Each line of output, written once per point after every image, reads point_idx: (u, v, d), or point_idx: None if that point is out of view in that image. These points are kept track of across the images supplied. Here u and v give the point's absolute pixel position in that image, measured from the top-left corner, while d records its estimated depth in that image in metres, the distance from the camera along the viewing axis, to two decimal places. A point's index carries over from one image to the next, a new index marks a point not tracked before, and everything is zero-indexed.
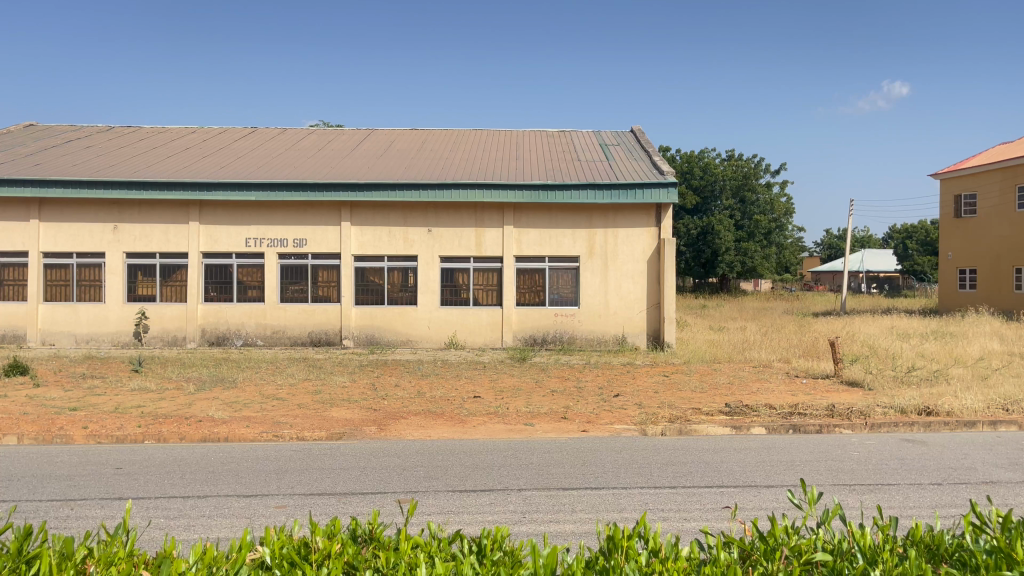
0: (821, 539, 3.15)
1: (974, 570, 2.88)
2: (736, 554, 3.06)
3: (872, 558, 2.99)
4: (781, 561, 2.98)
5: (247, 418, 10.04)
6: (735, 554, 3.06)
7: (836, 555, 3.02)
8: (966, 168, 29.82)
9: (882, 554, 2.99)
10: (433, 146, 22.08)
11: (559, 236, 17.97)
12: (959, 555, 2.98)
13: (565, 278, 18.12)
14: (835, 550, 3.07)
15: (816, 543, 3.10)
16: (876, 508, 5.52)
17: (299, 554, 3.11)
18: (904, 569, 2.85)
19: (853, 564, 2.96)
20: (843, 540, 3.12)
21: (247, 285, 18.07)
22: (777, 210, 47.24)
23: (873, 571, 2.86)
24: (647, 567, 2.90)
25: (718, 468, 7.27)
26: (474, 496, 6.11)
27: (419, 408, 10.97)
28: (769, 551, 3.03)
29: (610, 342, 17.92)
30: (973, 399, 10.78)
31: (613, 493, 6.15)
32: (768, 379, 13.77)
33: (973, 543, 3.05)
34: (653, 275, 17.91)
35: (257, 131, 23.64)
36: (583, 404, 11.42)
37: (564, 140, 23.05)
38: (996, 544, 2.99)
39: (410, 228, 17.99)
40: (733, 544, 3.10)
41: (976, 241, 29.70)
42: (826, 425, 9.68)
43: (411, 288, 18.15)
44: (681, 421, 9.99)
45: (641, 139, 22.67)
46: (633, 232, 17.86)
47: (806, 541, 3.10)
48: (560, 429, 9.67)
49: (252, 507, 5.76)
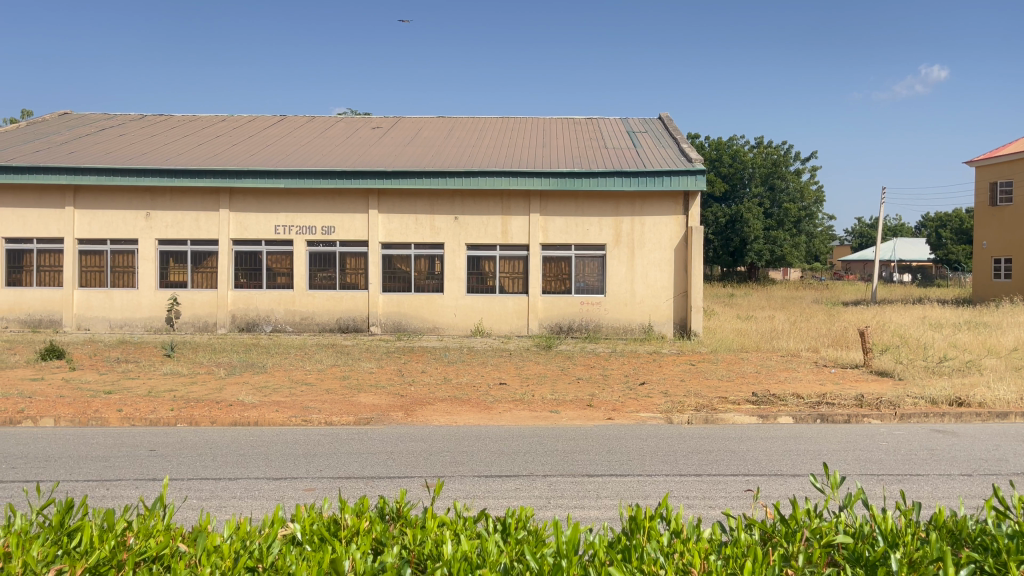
0: (843, 523, 3.14)
1: (1000, 556, 2.82)
2: (758, 535, 3.06)
3: (893, 540, 2.97)
4: (801, 542, 2.99)
5: (276, 403, 10.20)
6: (756, 536, 3.06)
7: (857, 538, 3.01)
8: (1001, 155, 29.29)
9: (903, 537, 2.98)
10: (459, 134, 22.12)
11: (585, 224, 17.93)
12: (980, 540, 2.95)
13: (592, 266, 18.08)
14: (857, 534, 3.06)
15: (838, 526, 3.10)
16: (899, 497, 5.52)
17: (329, 530, 3.19)
18: (924, 553, 2.84)
19: (874, 546, 2.95)
20: (864, 524, 3.11)
21: (276, 272, 18.29)
22: (806, 198, 46.53)
23: (893, 553, 2.83)
24: (668, 547, 2.93)
25: (746, 457, 7.26)
26: (501, 481, 6.18)
27: (445, 394, 11.07)
28: (791, 533, 3.04)
29: (636, 330, 17.89)
30: (1005, 390, 10.64)
31: (638, 480, 6.19)
32: (796, 368, 13.69)
33: (995, 528, 3.02)
34: (681, 264, 17.83)
35: (285, 119, 23.86)
36: (608, 392, 11.45)
37: (591, 128, 22.90)
38: (1018, 528, 2.98)
39: (437, 215, 18.05)
40: (754, 526, 3.10)
41: (1012, 229, 29.13)
42: (855, 415, 9.62)
43: (438, 275, 18.23)
44: (708, 410, 9.98)
45: (669, 126, 22.50)
46: (661, 220, 17.76)
47: (828, 524, 3.10)
48: (586, 416, 9.72)
49: (282, 489, 5.86)
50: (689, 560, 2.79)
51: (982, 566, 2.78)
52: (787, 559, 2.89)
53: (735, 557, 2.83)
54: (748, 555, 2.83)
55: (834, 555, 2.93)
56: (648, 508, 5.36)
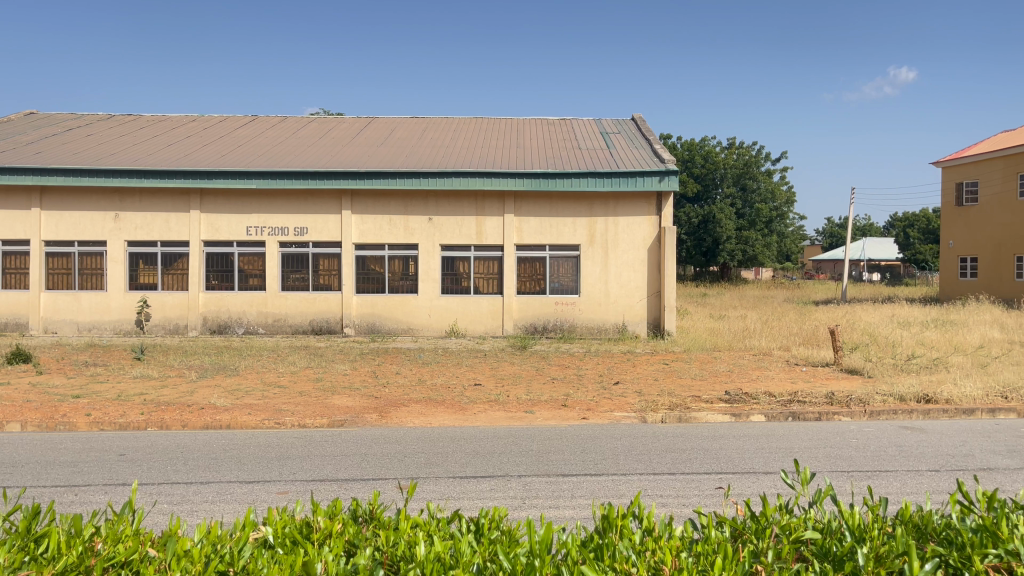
0: (812, 519, 3.18)
1: (963, 548, 2.87)
2: (728, 532, 3.09)
3: (860, 535, 3.01)
4: (770, 539, 3.02)
5: (249, 406, 10.10)
6: (726, 533, 3.09)
7: (825, 534, 3.04)
8: (967, 157, 29.83)
9: (870, 532, 3.02)
10: (433, 134, 22.09)
11: (560, 225, 17.98)
12: (945, 534, 3.00)
13: (566, 266, 18.13)
14: (824, 529, 3.09)
15: (807, 522, 3.13)
16: (868, 492, 5.62)
17: (301, 533, 3.16)
18: (890, 547, 2.88)
19: (842, 541, 2.98)
20: (833, 519, 3.14)
21: (248, 274, 18.13)
22: (777, 198, 47.03)
23: (860, 549, 2.86)
24: (640, 545, 2.94)
25: (718, 455, 7.31)
26: (476, 482, 6.18)
27: (420, 396, 11.03)
28: (761, 530, 3.07)
29: (610, 330, 17.97)
30: (971, 387, 10.85)
31: (613, 480, 6.21)
32: (768, 367, 13.83)
33: (960, 522, 3.07)
34: (653, 264, 17.94)
35: (257, 119, 23.65)
36: (583, 392, 11.50)
37: (564, 129, 22.97)
38: (982, 522, 3.02)
39: (411, 216, 17.99)
40: (725, 523, 3.12)
41: (977, 229, 29.68)
42: (826, 412, 9.75)
43: (412, 276, 18.18)
44: (681, 408, 10.06)
45: (642, 127, 22.65)
46: (634, 220, 17.87)
47: (797, 520, 3.13)
48: (561, 416, 9.75)
49: (254, 492, 5.80)
50: (660, 558, 2.80)
51: (947, 560, 2.83)
52: (757, 555, 2.92)
53: (705, 554, 2.86)
54: (717, 553, 2.85)
55: (801, 549, 2.97)
56: (621, 507, 5.41)
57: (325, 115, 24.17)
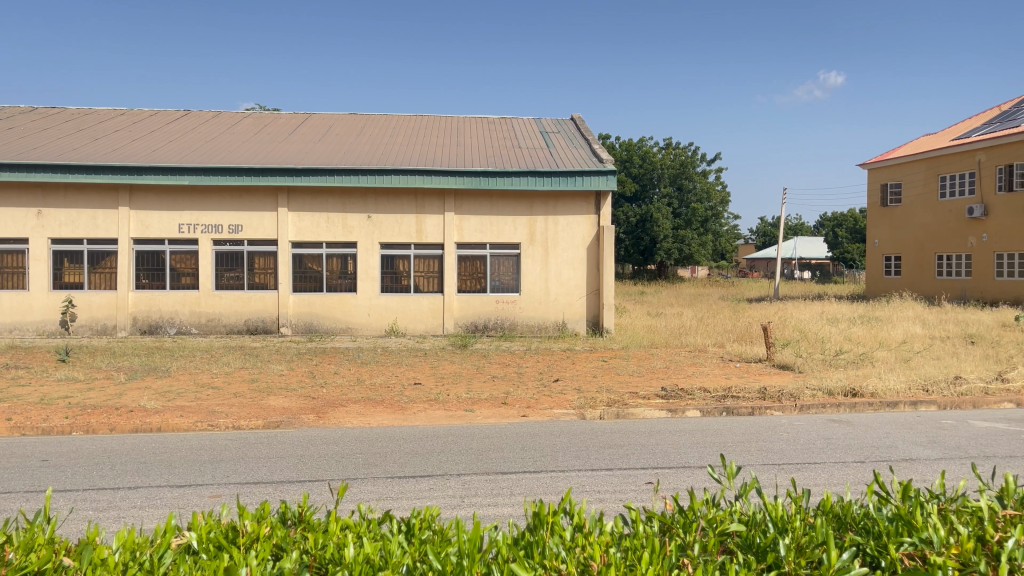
0: (737, 512, 3.25)
1: (879, 536, 2.97)
2: (656, 527, 3.14)
3: (783, 526, 3.08)
4: (697, 532, 3.08)
5: (180, 408, 9.83)
6: (654, 528, 3.13)
7: (749, 526, 3.11)
8: (891, 159, 30.95)
9: (791, 523, 3.10)
10: (372, 131, 21.87)
11: (500, 223, 17.99)
12: (863, 523, 3.10)
13: (507, 265, 18.16)
14: (749, 521, 3.16)
15: (733, 515, 3.20)
16: (791, 484, 5.80)
17: (226, 538, 3.09)
18: (809, 537, 2.96)
19: (765, 533, 3.05)
20: (757, 512, 3.21)
21: (180, 272, 17.65)
22: (713, 198, 48.03)
23: (782, 540, 2.94)
24: (570, 542, 2.96)
25: (654, 450, 7.42)
26: (414, 482, 6.14)
27: (358, 396, 10.91)
28: (687, 524, 3.13)
29: (550, 328, 18.08)
30: (895, 381, 11.27)
31: (551, 476, 6.25)
32: (703, 363, 14.12)
33: (876, 512, 3.17)
34: (593, 262, 18.12)
35: (189, 113, 23.04)
36: (523, 390, 11.55)
37: (504, 127, 23.00)
38: (897, 511, 3.12)
39: (349, 214, 17.76)
40: (653, 518, 3.17)
41: (901, 228, 30.84)
42: (759, 407, 10.00)
43: (351, 275, 17.97)
44: (619, 405, 10.18)
45: (581, 127, 22.85)
46: (573, 220, 18.01)
47: (723, 513, 3.20)
48: (501, 414, 9.77)
49: (185, 497, 5.65)
50: (589, 554, 2.82)
51: (863, 549, 2.92)
52: (683, 549, 2.97)
53: (633, 550, 2.88)
54: (645, 547, 2.89)
55: (727, 541, 3.04)
56: (552, 505, 5.45)
57: (261, 110, 23.69)
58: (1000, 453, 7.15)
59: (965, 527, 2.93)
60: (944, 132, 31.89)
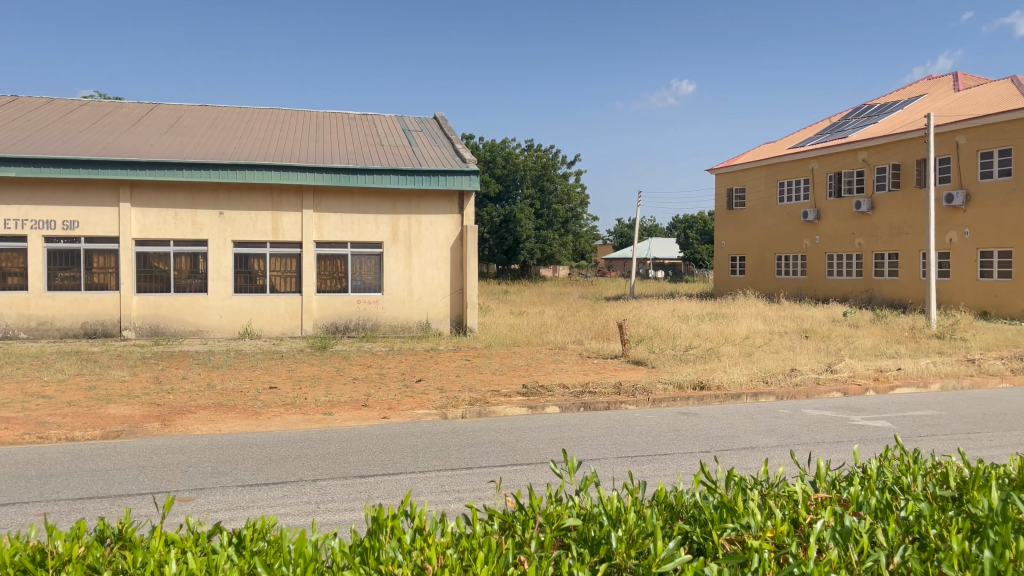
0: (576, 506, 3.30)
1: (705, 524, 3.07)
2: (497, 526, 3.15)
3: (616, 519, 3.15)
4: (535, 529, 3.11)
5: (5, 420, 9.01)
6: (495, 527, 3.14)
7: (585, 520, 3.16)
8: (736, 165, 32.91)
9: (624, 515, 3.17)
10: (225, 124, 20.93)
11: (361, 221, 17.65)
12: (691, 512, 3.21)
13: (368, 264, 17.86)
14: (586, 515, 3.21)
15: (571, 510, 3.25)
16: (628, 477, 6.06)
17: (33, 562, 2.83)
18: (640, 527, 3.03)
19: (600, 526, 3.11)
20: (593, 506, 3.27)
21: (7, 272, 16.22)
22: (573, 201, 49.27)
23: (614, 532, 3.00)
24: (408, 546, 2.91)
25: (514, 447, 7.51)
26: (266, 490, 5.91)
27: (209, 401, 10.39)
28: (526, 521, 3.15)
29: (413, 328, 17.94)
30: (739, 374, 11.99)
31: (410, 478, 6.19)
32: (563, 360, 14.46)
33: (703, 500, 3.29)
34: (456, 261, 18.14)
35: (17, 99, 21.18)
36: (384, 391, 11.39)
37: (365, 124, 22.62)
38: (721, 499, 3.24)
39: (200, 210, 16.89)
40: (493, 517, 3.17)
41: (745, 231, 32.86)
42: (614, 402, 10.35)
43: (201, 274, 17.09)
44: (481, 403, 10.24)
45: (443, 126, 22.83)
46: (436, 219, 17.96)
47: (561, 509, 3.24)
48: (360, 417, 9.59)
49: (6, 517, 5.17)
50: (426, 556, 2.79)
51: (689, 537, 3.02)
52: (521, 546, 2.99)
53: (470, 550, 2.87)
54: (482, 547, 2.89)
55: (564, 536, 3.08)
56: (392, 507, 5.40)
57: (100, 98, 22.12)
58: (828, 438, 7.77)
59: (780, 511, 3.09)
60: (782, 141, 34.26)
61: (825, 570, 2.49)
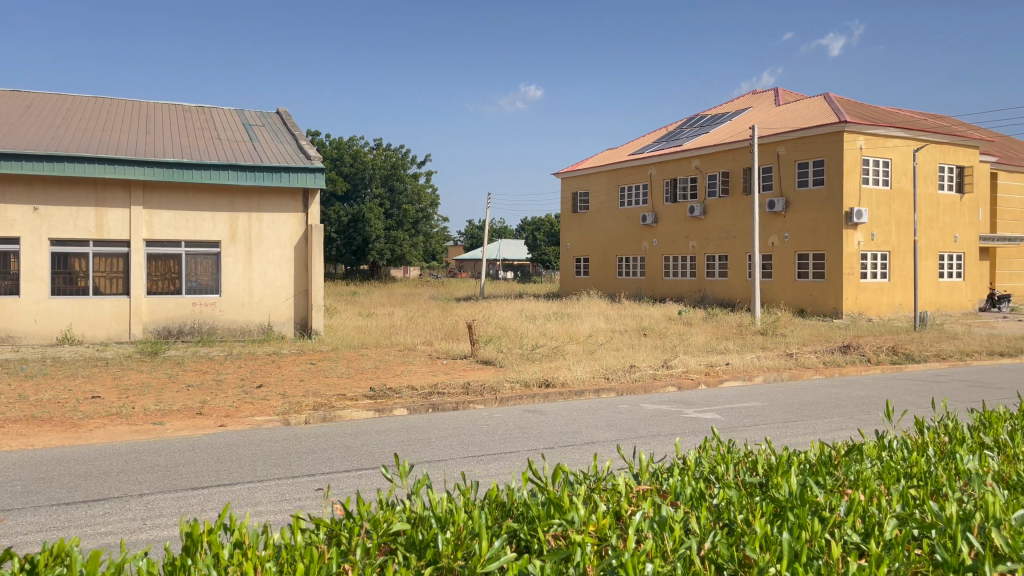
0: (405, 511, 3.22)
1: (532, 521, 3.09)
2: (322, 535, 3.02)
3: (445, 520, 3.10)
4: (361, 535, 3.01)
5: None
6: (320, 536, 3.01)
7: (414, 524, 3.09)
8: (580, 169, 34.01)
9: (453, 516, 3.12)
10: (41, 111, 19.20)
11: (197, 218, 16.73)
12: (519, 509, 3.22)
13: (204, 264, 16.95)
14: (416, 518, 3.14)
15: (401, 515, 3.16)
16: (460, 478, 6.11)
17: None
18: (467, 528, 3.00)
19: (429, 529, 3.05)
20: (423, 509, 3.21)
21: None
22: (424, 201, 48.79)
23: (442, 535, 2.95)
24: (224, 562, 2.73)
25: (359, 452, 7.37)
26: (85, 508, 5.46)
27: (20, 414, 9.47)
28: (353, 528, 3.04)
29: (255, 331, 17.19)
30: (582, 371, 12.37)
31: (248, 488, 5.92)
32: (411, 362, 14.36)
33: (531, 497, 3.30)
34: (300, 262, 17.58)
35: None
36: (221, 397, 10.84)
37: (202, 117, 21.48)
38: (548, 495, 3.26)
39: (9, 205, 15.40)
40: (319, 526, 3.04)
41: (589, 233, 34.02)
42: (462, 402, 10.39)
43: (12, 275, 15.58)
44: (325, 407, 9.96)
45: (287, 121, 22.07)
46: (279, 217, 17.34)
47: (391, 514, 3.15)
48: (195, 425, 9.07)
49: None
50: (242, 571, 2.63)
51: (516, 535, 3.02)
52: (346, 555, 2.88)
53: (292, 562, 2.74)
54: (304, 557, 2.77)
55: (391, 541, 3.00)
56: (209, 522, 5.13)
57: None
58: (663, 431, 8.17)
59: (604, 504, 3.17)
60: (623, 148, 35.77)
61: (641, 560, 2.58)
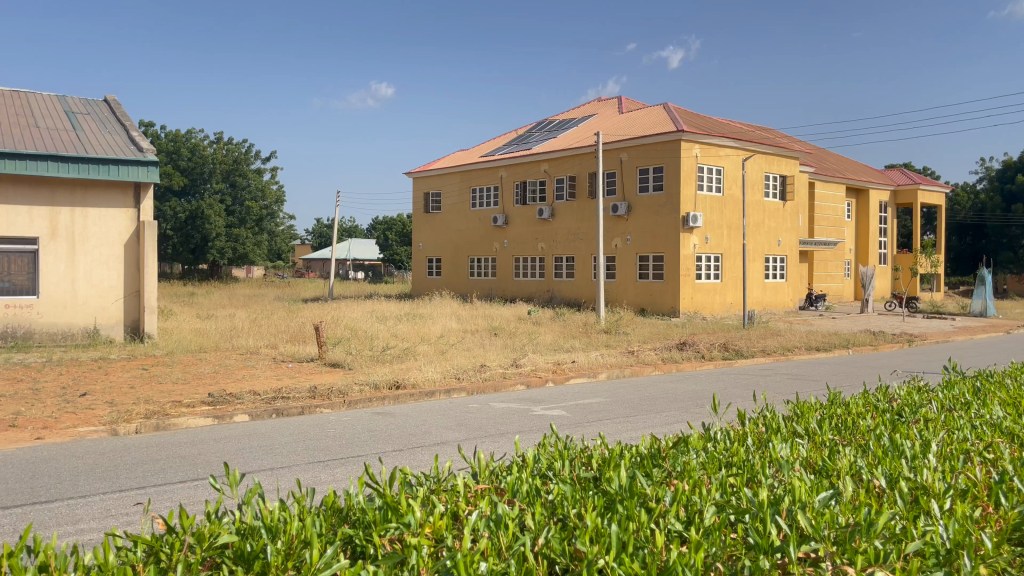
0: (233, 523, 3.06)
1: (367, 526, 3.03)
2: (141, 553, 2.81)
3: (275, 530, 2.98)
4: (185, 550, 2.83)
5: None
6: (139, 554, 2.80)
7: (243, 536, 2.94)
8: (432, 169, 33.96)
9: (285, 525, 3.00)
10: None
11: (10, 213, 15.26)
12: (355, 514, 3.15)
13: (19, 263, 15.48)
14: (245, 529, 3.00)
15: (229, 526, 3.01)
16: (294, 485, 5.93)
17: None
18: (300, 535, 2.90)
19: (259, 539, 2.91)
20: (253, 520, 3.06)
21: None
22: (268, 197, 47.24)
23: (272, 545, 2.83)
24: None
25: (196, 461, 6.99)
26: None
27: None
28: (176, 544, 2.86)
29: (78, 335, 15.89)
30: (433, 372, 12.35)
31: (68, 505, 5.47)
32: (254, 366, 13.78)
33: (367, 501, 3.24)
34: (131, 260, 16.45)
35: None
36: (38, 408, 9.92)
37: (17, 101, 19.61)
38: (383, 497, 3.21)
39: None
40: (137, 543, 2.82)
41: (441, 233, 34.02)
42: (308, 406, 10.09)
43: None
44: (158, 416, 9.36)
45: (116, 110, 20.58)
46: (107, 213, 16.17)
47: (219, 525, 2.99)
48: (6, 439, 8.25)
49: None
50: None
51: (352, 541, 2.96)
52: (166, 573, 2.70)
53: None
54: None
55: (217, 555, 2.83)
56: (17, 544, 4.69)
57: None
58: (511, 429, 8.31)
59: (441, 505, 3.16)
60: (474, 149, 36.06)
61: (475, 559, 2.60)
